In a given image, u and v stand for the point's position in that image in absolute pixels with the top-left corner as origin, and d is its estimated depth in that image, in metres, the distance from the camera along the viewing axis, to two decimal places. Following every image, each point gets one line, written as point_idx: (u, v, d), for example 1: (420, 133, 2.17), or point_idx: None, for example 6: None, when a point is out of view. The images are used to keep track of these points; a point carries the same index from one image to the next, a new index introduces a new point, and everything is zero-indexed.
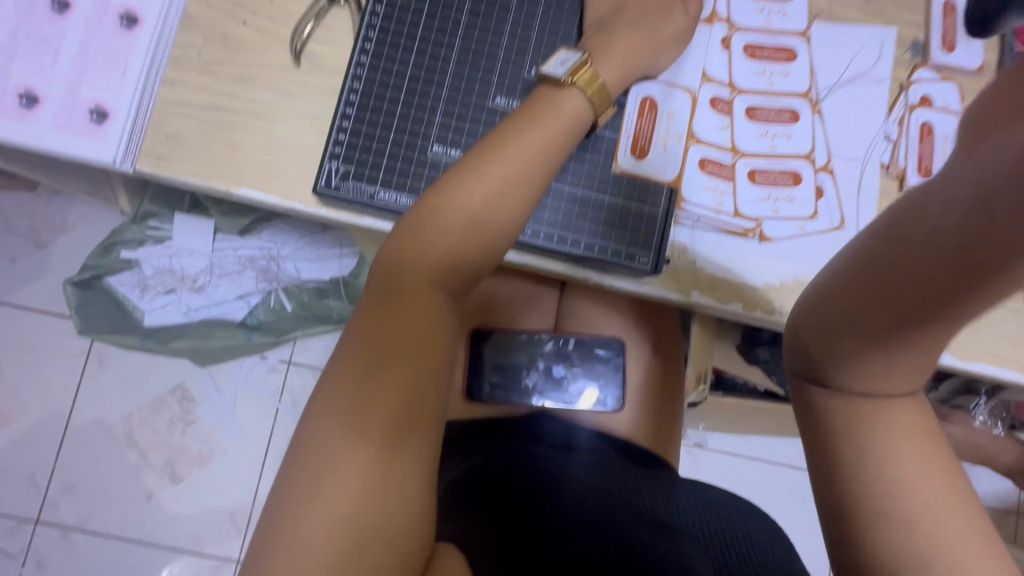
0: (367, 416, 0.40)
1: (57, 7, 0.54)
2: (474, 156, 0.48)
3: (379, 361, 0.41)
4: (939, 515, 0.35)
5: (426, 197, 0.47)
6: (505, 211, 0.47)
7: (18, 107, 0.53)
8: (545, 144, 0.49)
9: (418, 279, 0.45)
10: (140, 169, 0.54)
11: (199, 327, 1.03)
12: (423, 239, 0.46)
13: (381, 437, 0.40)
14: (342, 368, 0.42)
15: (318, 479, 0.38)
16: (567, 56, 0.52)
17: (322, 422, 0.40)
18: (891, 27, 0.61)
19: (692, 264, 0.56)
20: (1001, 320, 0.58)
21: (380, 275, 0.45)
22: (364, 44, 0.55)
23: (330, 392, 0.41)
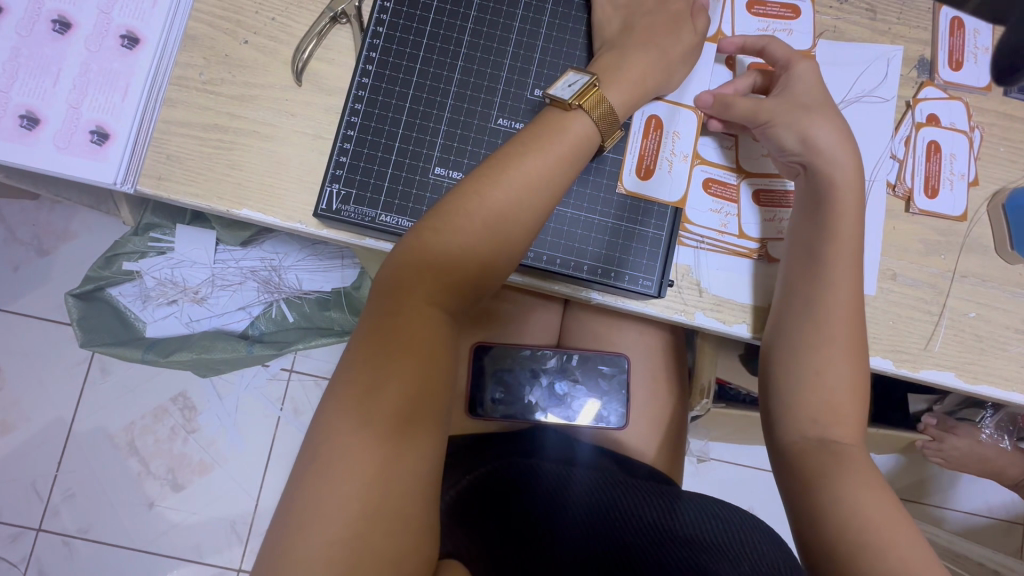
0: (363, 442, 0.39)
1: (58, 27, 0.54)
2: (475, 177, 0.48)
3: (377, 387, 0.41)
4: (902, 539, 0.43)
5: (427, 218, 0.47)
6: (506, 234, 0.47)
7: (19, 127, 0.52)
8: (547, 165, 0.48)
9: (418, 304, 0.44)
10: (140, 189, 0.54)
11: (201, 339, 0.99)
12: (424, 262, 0.45)
13: (378, 464, 0.39)
14: (339, 395, 0.41)
15: (313, 507, 0.37)
16: (575, 78, 0.51)
17: (318, 448, 0.39)
18: (897, 45, 0.60)
19: (696, 285, 0.56)
20: (1009, 341, 0.57)
21: (379, 298, 0.45)
22: (366, 66, 0.55)
23: (326, 418, 0.40)
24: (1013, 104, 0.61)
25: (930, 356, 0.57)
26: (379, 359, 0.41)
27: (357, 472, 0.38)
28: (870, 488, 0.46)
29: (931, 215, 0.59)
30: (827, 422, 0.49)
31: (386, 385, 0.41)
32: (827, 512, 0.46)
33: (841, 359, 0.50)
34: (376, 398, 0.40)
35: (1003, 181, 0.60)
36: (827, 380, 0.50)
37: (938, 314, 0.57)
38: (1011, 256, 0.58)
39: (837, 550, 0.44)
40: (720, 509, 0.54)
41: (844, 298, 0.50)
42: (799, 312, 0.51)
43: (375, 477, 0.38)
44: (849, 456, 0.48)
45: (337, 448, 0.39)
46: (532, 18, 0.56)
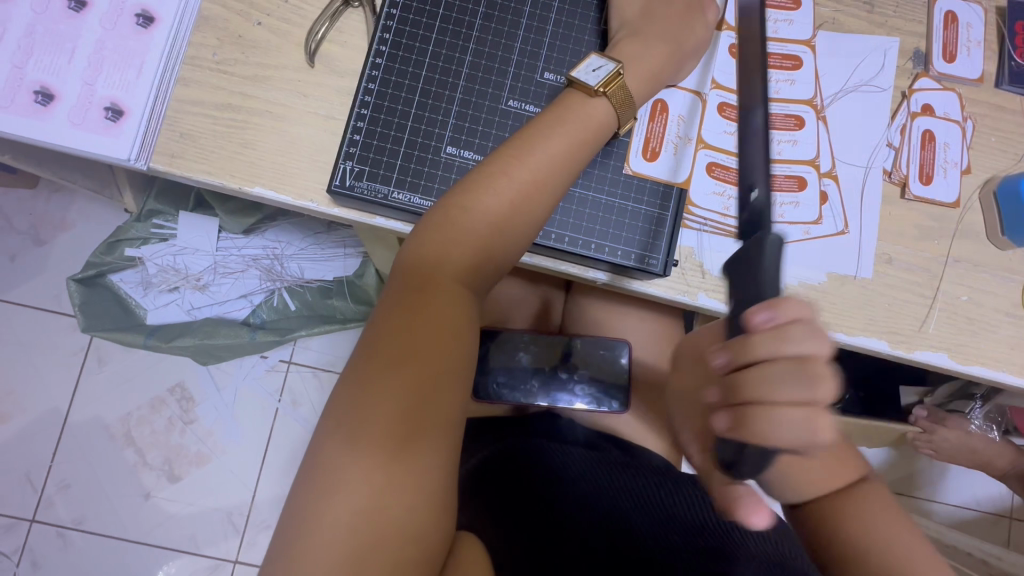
0: (388, 407, 0.40)
1: (72, 5, 0.54)
2: (496, 157, 0.49)
3: (400, 355, 0.41)
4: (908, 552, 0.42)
5: (448, 195, 0.48)
6: (526, 212, 0.48)
7: (32, 104, 0.53)
8: (566, 148, 0.49)
9: (441, 278, 0.45)
10: (153, 167, 0.55)
11: (204, 325, 1.01)
12: (445, 238, 0.46)
13: (401, 429, 0.40)
14: (362, 362, 0.42)
15: (339, 466, 0.39)
16: (599, 64, 0.52)
17: (343, 412, 0.40)
18: (894, 37, 0.62)
19: (699, 267, 0.57)
20: (999, 324, 0.59)
21: (402, 271, 0.46)
22: (379, 46, 0.56)
23: (351, 383, 0.42)
24: (1003, 96, 0.63)
25: (924, 337, 0.58)
26: (403, 329, 0.42)
27: (382, 435, 0.39)
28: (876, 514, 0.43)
29: (925, 201, 0.60)
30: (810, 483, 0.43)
31: (410, 354, 0.41)
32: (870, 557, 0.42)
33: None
34: (399, 365, 0.41)
35: (994, 170, 0.62)
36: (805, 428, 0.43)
37: (930, 297, 0.59)
38: (1001, 242, 0.60)
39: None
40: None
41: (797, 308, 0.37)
42: None
43: (400, 442, 0.40)
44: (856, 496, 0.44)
45: (362, 412, 0.40)
46: (542, 3, 0.58)
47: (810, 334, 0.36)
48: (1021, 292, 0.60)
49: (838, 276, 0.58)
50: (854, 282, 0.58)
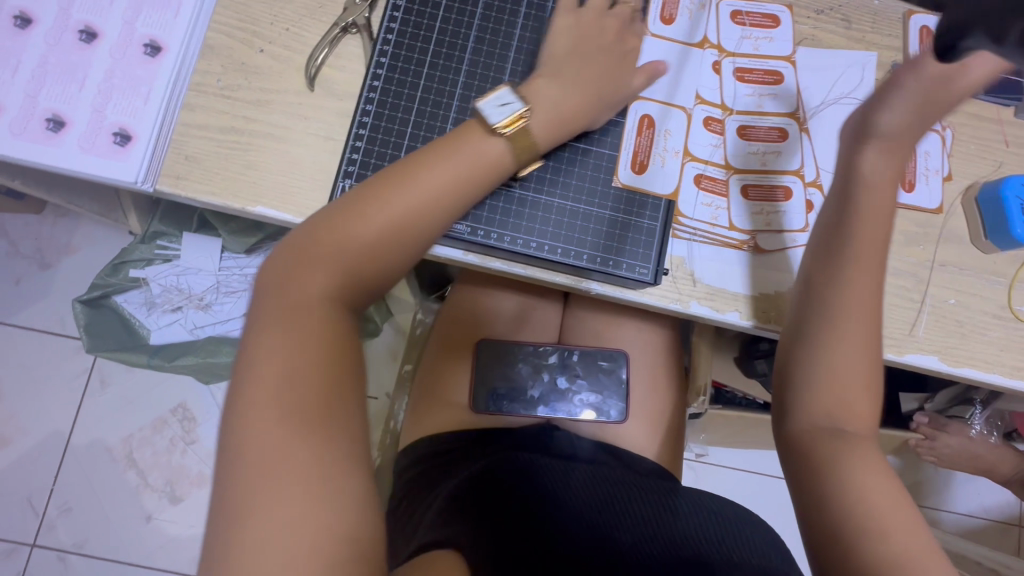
0: (303, 435, 0.38)
1: (85, 37, 0.57)
2: (378, 180, 0.47)
3: (281, 387, 0.40)
4: (902, 525, 0.44)
5: (332, 215, 0.46)
6: (414, 228, 0.47)
7: (44, 130, 0.55)
8: (456, 167, 0.48)
9: (315, 306, 0.43)
10: (158, 188, 0.56)
11: (204, 344, 1.04)
12: (318, 265, 0.45)
13: (321, 451, 0.38)
14: (251, 406, 0.39)
15: (257, 506, 0.36)
16: (506, 99, 0.51)
17: (246, 449, 0.38)
18: (871, 51, 0.65)
19: (690, 275, 0.59)
20: (987, 327, 0.60)
21: (281, 300, 0.43)
22: (376, 69, 0.58)
23: (245, 420, 0.39)
24: (980, 105, 0.65)
25: (914, 341, 0.60)
26: (279, 360, 0.40)
27: (303, 460, 0.37)
28: (869, 457, 0.47)
29: (909, 208, 0.62)
30: (840, 408, 0.49)
31: (301, 377, 0.40)
32: (827, 490, 0.46)
33: (863, 336, 0.49)
34: (293, 389, 0.40)
35: (975, 176, 0.64)
36: (845, 359, 0.49)
37: (919, 301, 0.60)
38: (985, 246, 0.61)
39: (835, 528, 0.45)
40: (716, 506, 0.62)
41: (869, 297, 0.50)
42: (815, 310, 0.51)
43: (322, 463, 0.38)
44: (861, 442, 0.48)
45: (274, 444, 0.38)
46: (531, 27, 0.60)
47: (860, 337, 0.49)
48: (1007, 295, 0.61)
49: None
50: None
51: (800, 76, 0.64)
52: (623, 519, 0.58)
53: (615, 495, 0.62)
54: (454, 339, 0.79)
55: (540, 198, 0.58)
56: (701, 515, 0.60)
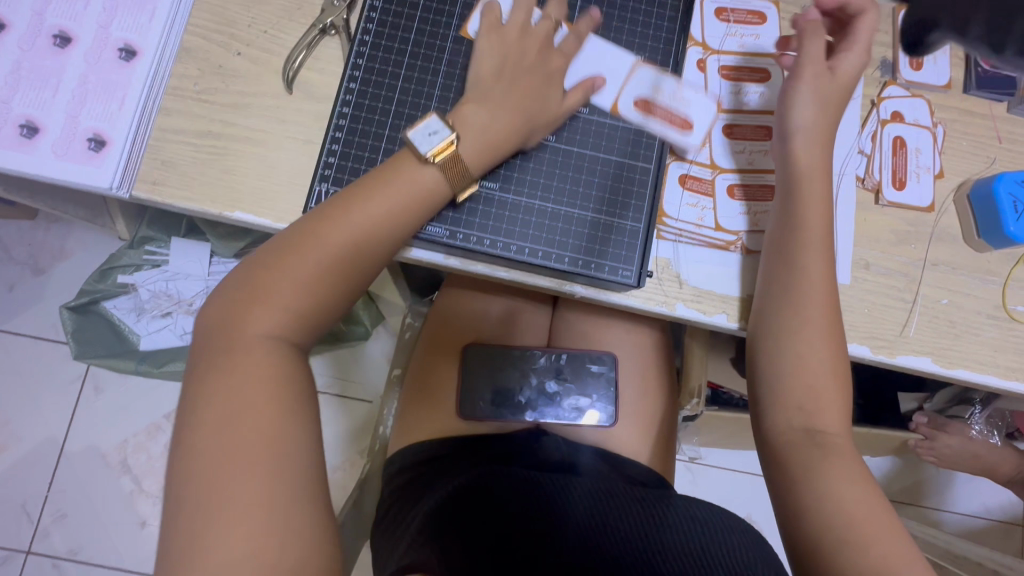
0: (243, 473, 0.38)
1: (59, 41, 0.56)
2: (325, 208, 0.48)
3: (229, 413, 0.40)
4: (882, 533, 0.45)
5: (266, 251, 0.46)
6: (360, 255, 0.48)
7: (18, 137, 0.55)
8: (406, 192, 0.49)
9: (256, 334, 0.44)
10: (135, 194, 0.56)
11: None
12: (264, 292, 0.45)
13: (263, 485, 0.38)
14: (196, 434, 0.39)
15: (200, 552, 0.36)
16: (435, 126, 0.51)
17: (184, 500, 0.38)
18: None
19: (677, 277, 0.58)
20: (981, 326, 0.59)
21: (215, 345, 0.43)
22: (353, 71, 0.57)
23: (182, 468, 0.39)
24: (972, 100, 0.63)
25: (906, 341, 0.58)
26: (223, 389, 0.41)
27: (241, 500, 0.37)
28: (846, 467, 0.48)
29: (899, 206, 0.61)
30: (812, 411, 0.50)
31: (238, 418, 0.40)
32: (805, 502, 0.48)
33: (821, 334, 0.51)
34: (228, 432, 0.39)
35: (967, 173, 0.62)
36: (810, 360, 0.51)
37: (911, 301, 0.59)
38: (979, 244, 0.60)
39: (816, 538, 0.46)
40: (707, 515, 0.60)
41: (822, 289, 0.52)
42: (777, 299, 0.53)
43: (265, 496, 0.38)
44: (839, 449, 0.49)
45: (210, 487, 0.37)
46: None
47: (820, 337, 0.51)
48: (1001, 293, 0.60)
49: None
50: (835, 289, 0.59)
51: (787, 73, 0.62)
52: (611, 537, 0.57)
53: (606, 510, 0.60)
54: (441, 345, 0.78)
55: (520, 200, 0.57)
56: (688, 524, 0.58)
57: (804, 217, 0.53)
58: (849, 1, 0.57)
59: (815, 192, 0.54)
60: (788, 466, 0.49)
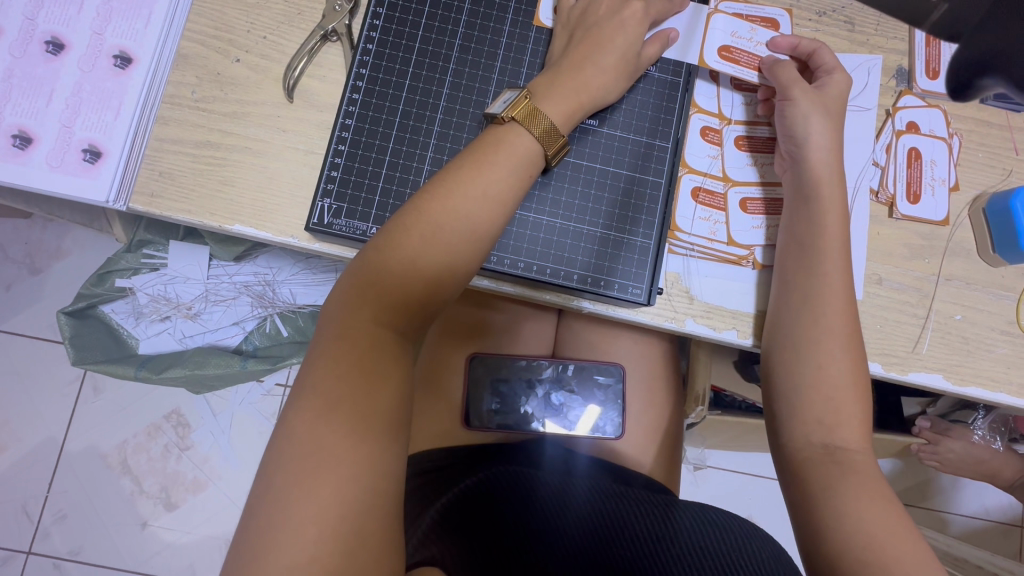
0: (329, 469, 0.38)
1: (52, 48, 0.55)
2: (431, 190, 0.47)
3: (330, 406, 0.40)
4: (907, 554, 0.43)
5: (390, 225, 0.46)
6: (462, 247, 0.46)
7: (11, 147, 0.53)
8: (512, 180, 0.48)
9: (367, 323, 0.43)
10: (132, 206, 0.54)
11: (194, 354, 0.99)
12: (376, 279, 0.44)
13: (344, 491, 0.37)
14: (298, 420, 0.39)
15: (275, 542, 0.36)
16: (511, 98, 0.52)
17: (273, 482, 0.38)
18: (876, 54, 0.62)
19: (686, 293, 0.57)
20: (995, 342, 0.58)
21: (329, 319, 0.44)
22: (356, 81, 0.56)
23: (279, 448, 0.39)
24: (988, 110, 0.62)
25: (918, 358, 0.58)
26: (328, 377, 0.41)
27: (323, 503, 0.37)
28: (866, 484, 0.47)
29: (913, 219, 0.60)
30: (831, 426, 0.49)
31: (336, 412, 0.40)
32: (824, 522, 0.46)
33: (840, 353, 0.50)
34: (323, 427, 0.39)
35: (982, 186, 0.61)
36: (829, 376, 0.50)
37: (923, 317, 0.58)
38: (993, 258, 0.59)
39: (836, 555, 0.45)
40: (714, 517, 0.59)
41: (839, 306, 0.51)
42: (793, 315, 0.52)
43: (344, 504, 0.37)
44: (858, 467, 0.48)
45: (300, 474, 0.37)
46: (519, 34, 0.58)
47: (832, 358, 0.50)
48: (1015, 309, 0.59)
49: None
50: None
51: None
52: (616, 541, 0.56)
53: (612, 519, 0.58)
54: (446, 352, 0.77)
55: (529, 215, 0.56)
56: (699, 527, 0.57)
57: (821, 228, 0.52)
58: (801, 41, 0.58)
59: (828, 200, 0.52)
60: (803, 483, 0.49)
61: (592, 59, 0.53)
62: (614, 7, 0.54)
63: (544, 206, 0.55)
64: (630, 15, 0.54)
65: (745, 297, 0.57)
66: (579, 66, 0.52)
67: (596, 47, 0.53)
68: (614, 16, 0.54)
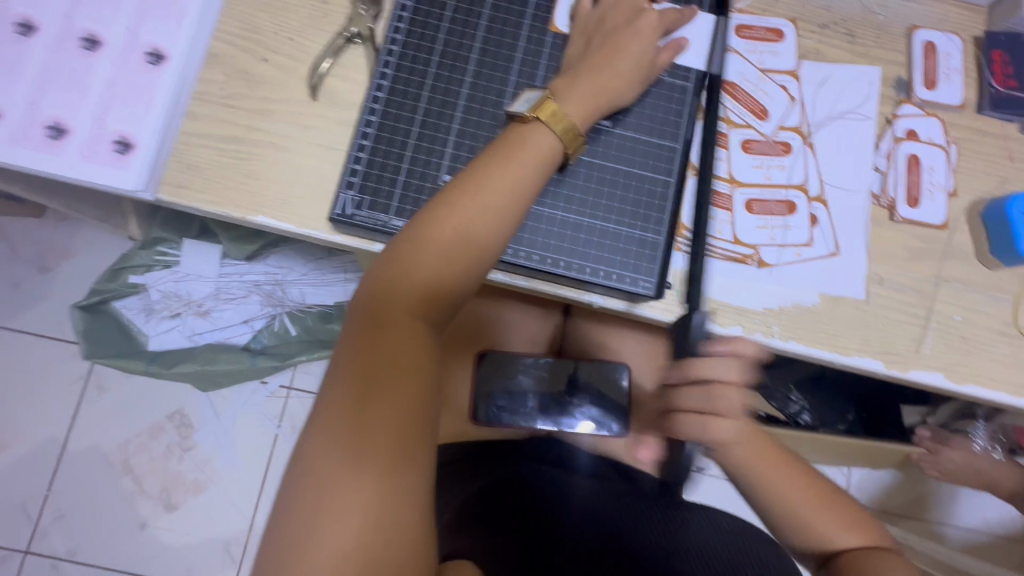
0: (364, 460, 0.39)
1: (87, 45, 0.57)
2: (457, 186, 0.48)
3: (365, 394, 0.41)
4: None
5: (420, 222, 0.47)
6: (487, 240, 0.48)
7: (45, 138, 0.55)
8: (533, 176, 0.50)
9: (397, 312, 0.45)
10: (159, 197, 0.56)
11: (204, 351, 1.03)
12: (405, 270, 0.46)
13: (380, 477, 0.39)
14: (334, 409, 0.41)
15: (317, 529, 0.37)
16: (533, 98, 0.54)
17: (309, 470, 0.39)
18: (876, 66, 0.65)
19: (693, 290, 0.59)
20: (993, 343, 0.60)
21: (359, 307, 0.45)
22: (380, 80, 0.58)
23: (314, 433, 0.41)
24: (984, 120, 0.64)
25: (920, 358, 0.59)
26: (361, 365, 0.42)
27: (362, 487, 0.38)
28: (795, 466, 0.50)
29: (913, 223, 0.62)
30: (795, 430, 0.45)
31: (371, 403, 0.41)
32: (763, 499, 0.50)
33: None
34: (359, 418, 0.40)
35: (979, 192, 0.63)
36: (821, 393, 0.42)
37: (925, 317, 0.60)
38: (989, 260, 0.61)
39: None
40: (723, 522, 0.62)
41: None
42: None
43: (379, 493, 0.39)
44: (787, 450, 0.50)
45: (339, 461, 0.39)
46: (535, 39, 0.60)
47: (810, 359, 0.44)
48: (1013, 312, 0.61)
49: (831, 296, 0.59)
50: (850, 303, 0.59)
51: (790, 77, 0.63)
52: (638, 531, 0.57)
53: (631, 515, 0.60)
54: (456, 348, 0.78)
55: (544, 211, 0.58)
56: (707, 531, 0.59)
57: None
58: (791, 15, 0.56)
59: None
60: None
61: (607, 64, 0.55)
62: (628, 17, 0.57)
63: (560, 204, 0.57)
64: (644, 24, 0.57)
65: (751, 296, 0.59)
66: (594, 69, 0.55)
67: (610, 54, 0.55)
68: (628, 25, 0.57)
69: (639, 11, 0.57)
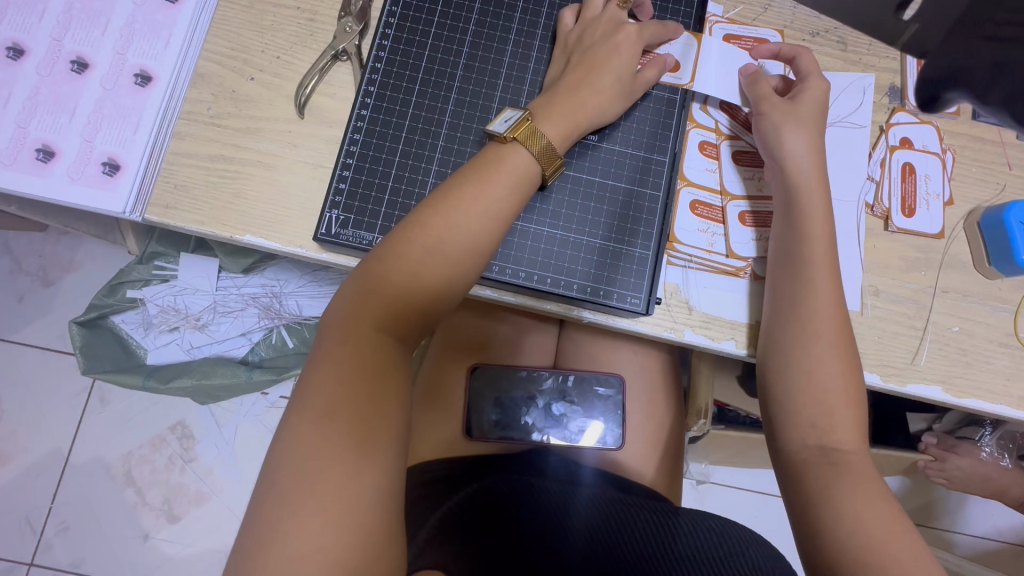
0: (327, 473, 0.38)
1: (76, 67, 0.57)
2: (435, 204, 0.48)
3: (333, 411, 0.40)
4: (904, 554, 0.43)
5: (395, 243, 0.47)
6: (464, 258, 0.48)
7: (35, 161, 0.55)
8: (511, 194, 0.50)
9: (369, 329, 0.44)
10: (147, 218, 0.56)
11: (200, 365, 1.01)
12: (383, 289, 0.45)
13: (346, 491, 0.38)
14: (302, 424, 0.40)
15: (277, 543, 0.36)
16: (511, 115, 0.53)
17: (276, 480, 0.38)
18: (869, 73, 0.64)
19: (686, 303, 0.58)
20: (993, 355, 0.59)
21: (333, 323, 0.45)
22: (365, 98, 0.58)
23: (282, 444, 0.40)
24: (980, 127, 0.63)
25: (916, 370, 0.58)
26: (332, 381, 0.41)
27: (325, 499, 0.37)
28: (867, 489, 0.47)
29: (908, 232, 0.61)
30: (826, 428, 0.49)
31: (341, 411, 0.40)
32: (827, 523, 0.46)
33: (830, 357, 0.50)
34: (328, 426, 0.40)
35: (976, 200, 0.62)
36: (819, 378, 0.50)
37: (921, 329, 0.59)
38: (989, 271, 0.60)
39: (838, 557, 0.44)
40: (717, 527, 0.57)
41: (830, 309, 0.51)
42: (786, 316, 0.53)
43: (348, 495, 0.38)
44: (854, 467, 0.48)
45: (303, 472, 0.38)
46: (521, 54, 0.60)
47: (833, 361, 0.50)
48: (1013, 322, 0.60)
49: None
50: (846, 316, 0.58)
51: None
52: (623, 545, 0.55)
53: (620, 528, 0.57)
54: (449, 362, 0.78)
55: (530, 227, 0.57)
56: (699, 534, 0.56)
57: (806, 230, 0.53)
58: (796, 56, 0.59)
59: (813, 203, 0.54)
60: (799, 488, 0.49)
61: (588, 81, 0.55)
62: (609, 32, 0.57)
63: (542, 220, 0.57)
64: (623, 39, 0.57)
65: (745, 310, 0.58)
66: (575, 86, 0.55)
67: (592, 69, 0.55)
68: (608, 39, 0.56)
69: (618, 26, 0.57)
